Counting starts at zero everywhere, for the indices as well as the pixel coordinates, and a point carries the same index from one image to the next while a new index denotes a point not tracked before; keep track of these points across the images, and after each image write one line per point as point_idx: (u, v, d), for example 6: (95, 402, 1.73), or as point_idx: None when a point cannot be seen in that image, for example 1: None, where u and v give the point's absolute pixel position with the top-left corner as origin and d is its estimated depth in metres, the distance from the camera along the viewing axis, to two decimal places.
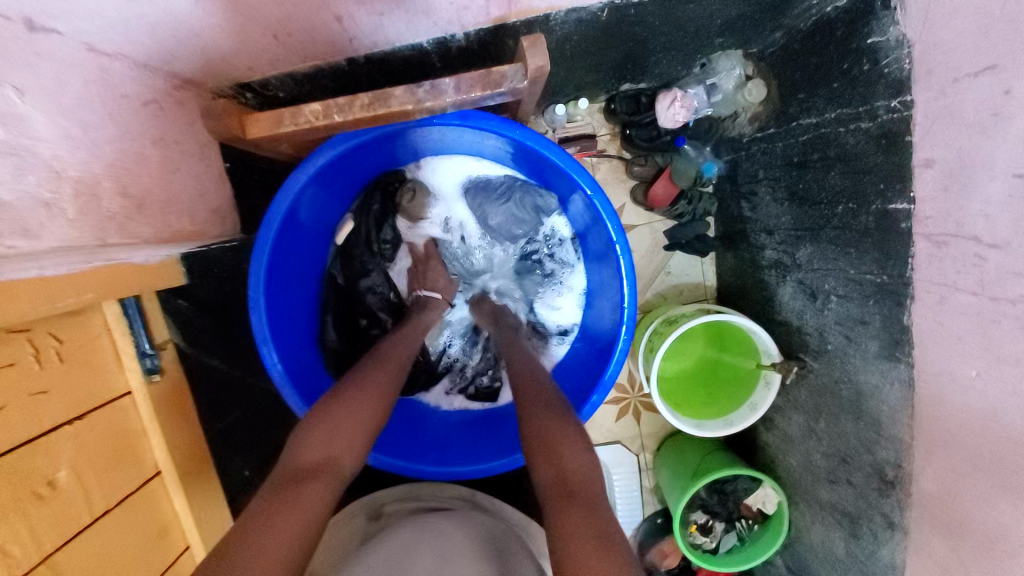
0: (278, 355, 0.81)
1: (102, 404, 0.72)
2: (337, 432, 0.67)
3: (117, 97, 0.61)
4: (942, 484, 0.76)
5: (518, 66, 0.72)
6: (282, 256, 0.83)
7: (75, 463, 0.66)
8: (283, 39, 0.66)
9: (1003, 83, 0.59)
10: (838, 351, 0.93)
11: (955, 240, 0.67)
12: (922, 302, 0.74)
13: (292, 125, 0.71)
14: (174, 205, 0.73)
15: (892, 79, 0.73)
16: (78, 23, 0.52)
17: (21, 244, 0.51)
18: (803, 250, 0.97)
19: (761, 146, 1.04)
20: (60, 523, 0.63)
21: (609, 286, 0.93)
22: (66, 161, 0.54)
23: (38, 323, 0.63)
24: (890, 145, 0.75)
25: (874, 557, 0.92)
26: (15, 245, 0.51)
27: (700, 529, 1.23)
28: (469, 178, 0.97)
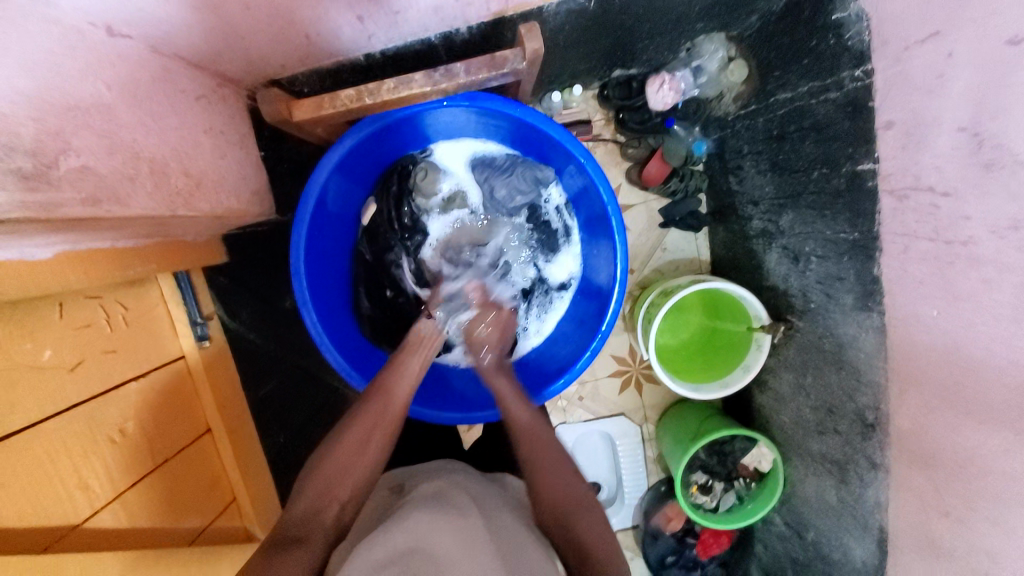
0: (317, 317, 0.89)
1: (163, 364, 0.83)
2: (334, 484, 0.73)
3: (174, 91, 0.70)
4: (915, 420, 0.84)
5: (518, 51, 0.80)
6: (318, 233, 0.92)
7: (140, 416, 0.77)
8: (313, 39, 0.75)
9: (947, 48, 0.66)
10: (820, 308, 1.01)
11: (914, 193, 0.74)
12: (889, 254, 0.81)
13: (331, 108, 0.80)
14: (224, 185, 0.81)
15: (855, 52, 0.81)
16: (145, 26, 0.61)
17: (115, 210, 0.59)
18: (785, 217, 1.05)
19: (744, 122, 1.12)
20: (129, 467, 0.74)
21: (603, 250, 1.01)
22: (142, 144, 0.63)
23: (108, 291, 0.73)
24: (855, 112, 0.82)
25: (862, 499, 0.99)
26: (110, 210, 0.59)
27: (701, 489, 1.31)
28: (475, 156, 1.05)
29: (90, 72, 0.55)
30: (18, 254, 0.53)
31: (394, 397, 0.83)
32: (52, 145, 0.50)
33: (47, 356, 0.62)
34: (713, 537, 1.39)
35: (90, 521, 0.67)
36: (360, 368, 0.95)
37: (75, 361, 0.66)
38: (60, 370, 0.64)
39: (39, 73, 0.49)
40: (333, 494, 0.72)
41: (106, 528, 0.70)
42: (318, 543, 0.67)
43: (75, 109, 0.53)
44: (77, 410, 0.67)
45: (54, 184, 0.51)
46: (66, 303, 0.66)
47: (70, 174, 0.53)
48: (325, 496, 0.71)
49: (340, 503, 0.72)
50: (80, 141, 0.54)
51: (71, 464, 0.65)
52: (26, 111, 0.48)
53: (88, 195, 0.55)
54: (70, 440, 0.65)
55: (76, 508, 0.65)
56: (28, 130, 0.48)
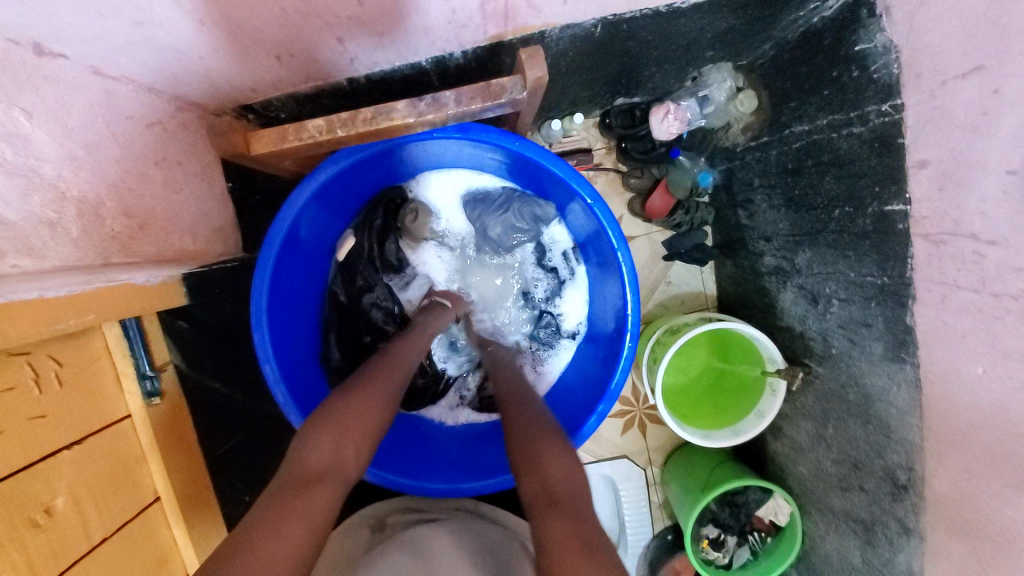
0: (280, 372, 0.81)
1: (104, 428, 0.73)
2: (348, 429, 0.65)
3: (120, 118, 0.61)
4: (955, 485, 0.75)
5: (518, 78, 0.73)
6: (285, 273, 0.83)
7: (73, 491, 0.66)
8: (286, 60, 0.67)
9: (991, 83, 0.60)
10: (843, 355, 0.93)
11: (953, 239, 0.67)
12: (925, 302, 0.74)
13: (296, 139, 0.72)
14: (177, 226, 0.74)
15: (881, 85, 0.74)
16: (86, 47, 0.53)
17: (28, 265, 0.53)
18: (802, 255, 0.98)
19: (754, 154, 1.05)
20: (56, 553, 0.63)
21: (610, 292, 0.93)
22: (70, 181, 0.56)
23: (39, 346, 0.64)
24: (883, 148, 0.76)
25: (891, 565, 0.90)
26: (19, 265, 0.52)
27: (713, 544, 1.20)
28: (469, 191, 0.98)
29: (1, 98, 0.47)
30: None
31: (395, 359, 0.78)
32: None
33: None
34: None
35: None
36: None
37: None
38: None
39: None
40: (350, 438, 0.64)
41: None
42: (333, 487, 0.60)
43: None
44: None
45: None
46: None
47: None
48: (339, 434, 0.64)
49: (357, 451, 0.65)
50: None
51: None
52: None
53: None
54: None
55: None
56: None
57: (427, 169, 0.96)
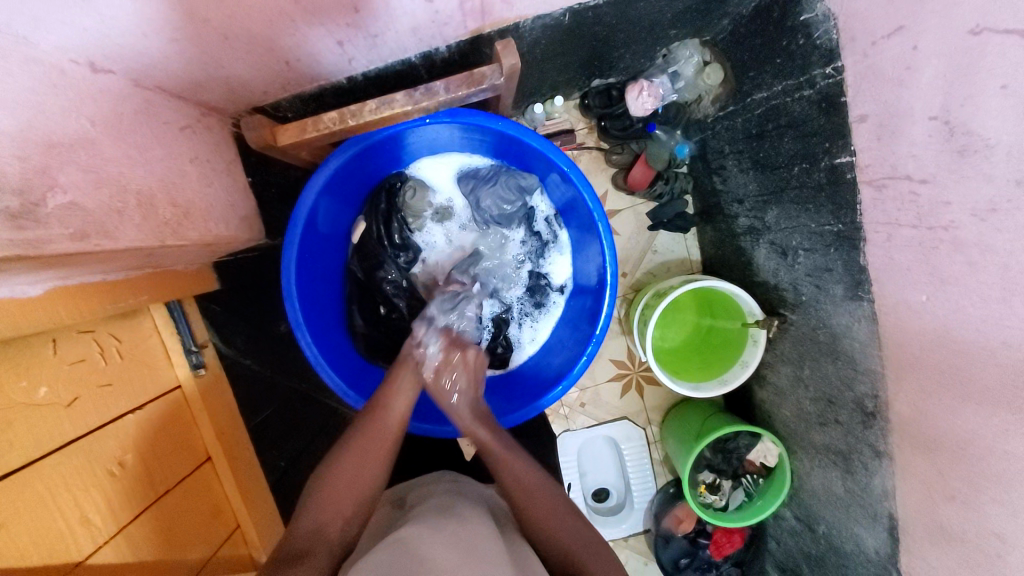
0: (312, 337, 0.89)
1: (159, 395, 0.83)
2: (337, 501, 0.73)
3: (158, 124, 0.70)
4: (914, 405, 0.84)
5: (495, 66, 0.82)
6: (308, 254, 0.92)
7: (139, 448, 0.76)
8: (294, 65, 0.76)
9: (911, 41, 0.69)
10: (812, 301, 1.01)
11: (892, 182, 0.76)
12: (873, 243, 0.83)
13: (315, 131, 0.81)
14: (212, 214, 0.82)
15: (824, 49, 0.83)
16: (129, 62, 0.62)
17: (105, 244, 0.60)
18: (770, 213, 1.06)
19: (724, 123, 1.14)
20: (130, 499, 0.73)
21: (591, 252, 1.02)
22: (129, 177, 0.64)
23: (100, 324, 0.74)
24: (829, 107, 0.84)
25: (868, 488, 0.99)
26: (100, 244, 0.59)
27: (710, 488, 1.30)
28: (461, 170, 1.07)
29: (73, 110, 0.56)
30: (9, 292, 0.53)
31: (391, 415, 0.82)
32: (38, 183, 0.51)
33: (42, 394, 0.62)
34: (726, 537, 1.37)
35: (92, 557, 0.66)
36: (356, 386, 0.95)
37: (70, 398, 0.66)
38: (56, 407, 0.64)
39: (23, 113, 0.50)
40: (336, 511, 0.73)
41: (109, 563, 0.68)
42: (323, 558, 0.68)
43: (59, 146, 0.54)
44: (75, 445, 0.66)
45: (42, 222, 0.52)
46: (60, 340, 0.66)
47: (58, 210, 0.53)
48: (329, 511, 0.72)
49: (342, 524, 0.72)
50: (67, 178, 0.55)
51: (70, 498, 0.64)
52: (11, 150, 0.48)
53: (76, 230, 0.56)
54: (68, 475, 0.64)
55: (77, 545, 0.64)
56: (15, 170, 0.49)
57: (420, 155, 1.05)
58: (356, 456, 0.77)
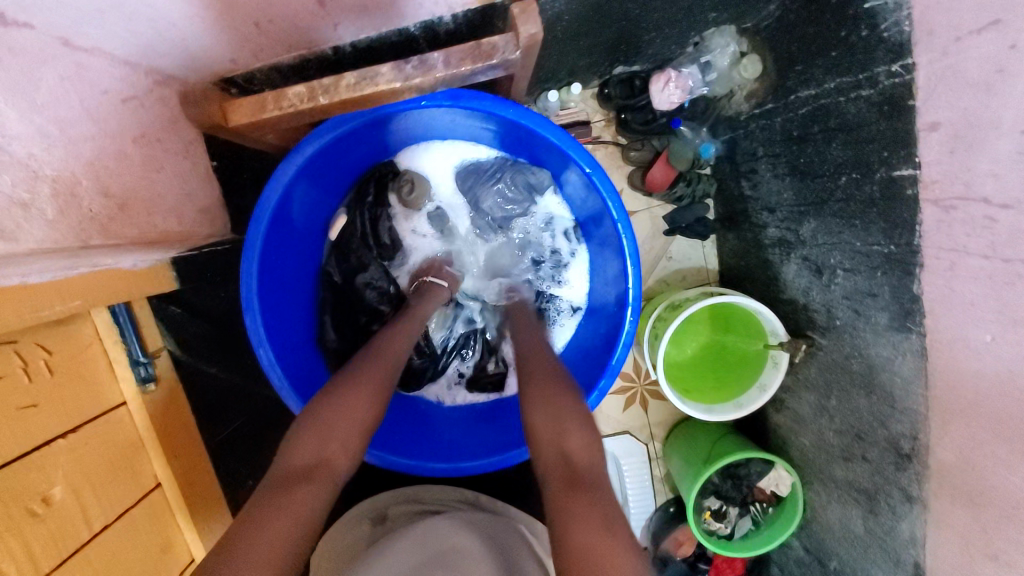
0: (274, 355, 0.79)
1: (98, 417, 0.73)
2: (334, 427, 0.66)
3: (96, 94, 0.58)
4: (961, 454, 0.75)
5: (511, 36, 0.69)
6: (274, 253, 0.81)
7: (71, 480, 0.66)
8: (265, 27, 0.64)
9: (1009, 38, 0.57)
10: (847, 326, 0.91)
11: (964, 204, 0.65)
12: (932, 270, 0.72)
13: (276, 109, 0.68)
14: (160, 204, 0.73)
15: (892, 44, 0.71)
16: (47, 10, 0.48)
17: (1, 246, 0.51)
18: (807, 226, 0.95)
19: (759, 122, 1.02)
20: (56, 543, 0.62)
21: (610, 264, 0.93)
22: (42, 160, 0.53)
23: (26, 333, 0.62)
24: (892, 111, 0.73)
25: (894, 533, 0.90)
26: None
27: (715, 515, 1.21)
28: (464, 163, 0.95)
29: None
30: None
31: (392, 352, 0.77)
32: None
33: None
34: (727, 562, 1.30)
35: None
36: None
37: None
38: None
39: None
40: (335, 436, 0.65)
41: None
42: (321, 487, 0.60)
43: None
44: None
45: None
46: None
47: None
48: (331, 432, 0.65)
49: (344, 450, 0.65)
50: None
51: None
52: None
53: None
54: None
55: None
56: None
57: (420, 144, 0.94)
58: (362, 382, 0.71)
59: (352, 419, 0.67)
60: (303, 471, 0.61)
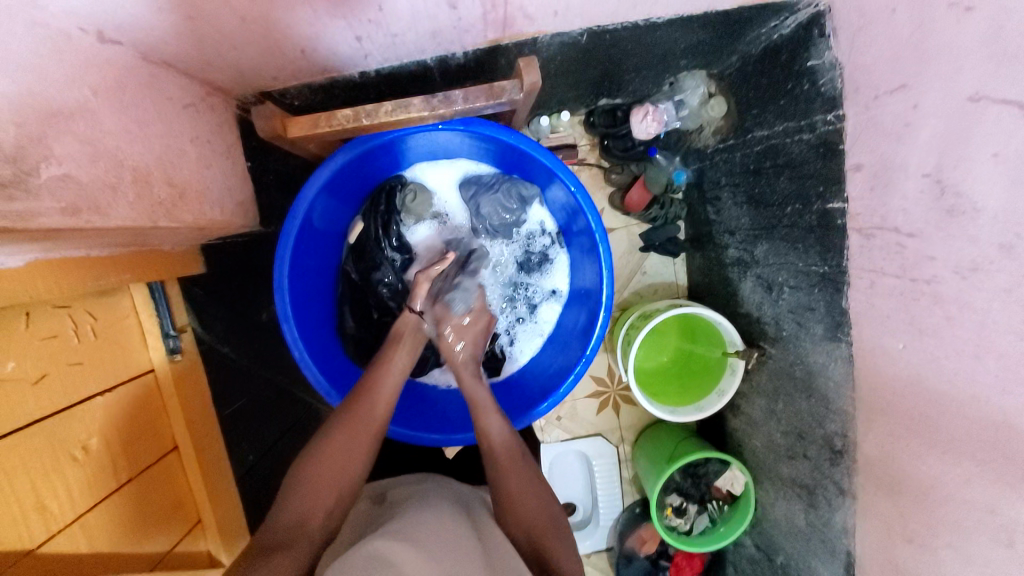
0: (298, 332, 0.88)
1: (131, 379, 0.82)
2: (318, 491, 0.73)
3: (162, 99, 0.69)
4: (881, 448, 0.87)
5: (516, 82, 0.82)
6: (302, 250, 0.91)
7: (105, 433, 0.75)
8: (309, 54, 0.75)
9: (912, 99, 0.72)
10: (792, 337, 1.04)
11: (880, 233, 0.79)
12: (857, 288, 0.86)
13: (328, 126, 0.80)
14: (207, 196, 0.80)
15: (828, 97, 0.86)
16: (137, 34, 0.61)
17: (95, 220, 0.58)
18: (760, 247, 1.09)
19: (723, 156, 1.17)
20: (91, 486, 0.72)
21: (588, 263, 1.04)
22: (127, 152, 0.63)
23: (77, 301, 0.73)
24: (827, 153, 0.87)
25: (830, 522, 1.01)
26: (90, 220, 0.58)
27: (675, 511, 1.31)
28: (466, 175, 1.06)
29: (77, 78, 0.55)
30: None
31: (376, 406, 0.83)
32: (33, 152, 0.50)
33: (9, 368, 0.61)
34: (687, 560, 1.41)
35: (45, 545, 0.65)
36: (339, 385, 0.94)
37: (38, 375, 0.65)
38: (21, 382, 0.63)
39: (25, 77, 0.49)
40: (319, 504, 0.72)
41: (61, 551, 0.68)
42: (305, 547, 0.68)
43: (58, 116, 0.53)
44: (38, 425, 0.65)
45: (32, 193, 0.50)
46: (33, 314, 0.65)
47: (51, 181, 0.52)
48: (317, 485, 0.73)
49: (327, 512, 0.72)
50: (63, 148, 0.54)
51: (28, 483, 0.63)
52: (10, 116, 0.47)
53: (67, 204, 0.55)
54: (28, 459, 0.64)
55: (30, 533, 0.63)
56: (10, 135, 0.47)
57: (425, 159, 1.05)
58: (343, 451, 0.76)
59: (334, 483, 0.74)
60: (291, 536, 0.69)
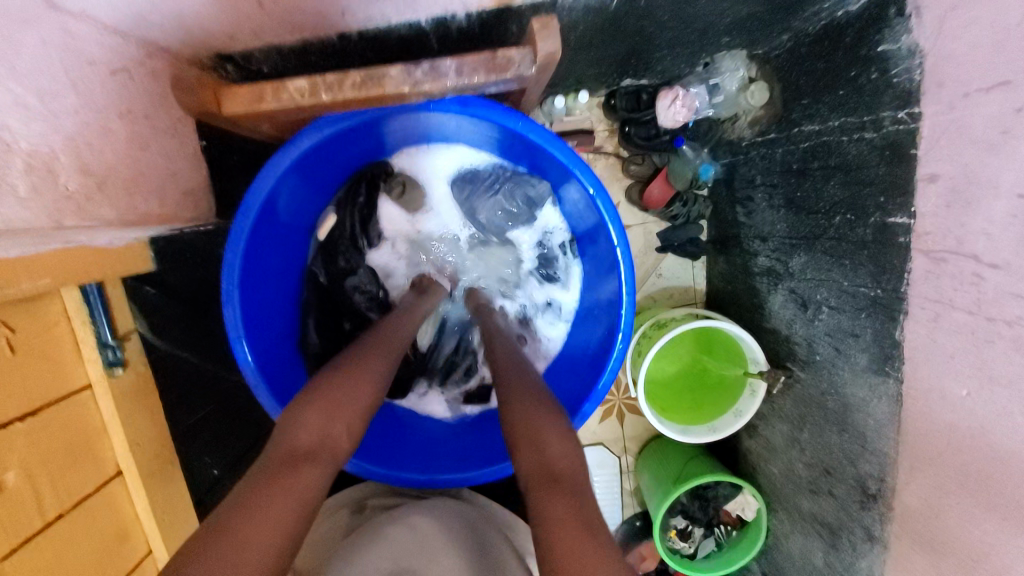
0: (251, 351, 0.81)
1: (62, 399, 0.72)
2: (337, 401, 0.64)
3: (79, 62, 0.59)
4: (924, 501, 0.76)
5: (528, 52, 0.68)
6: (260, 245, 0.82)
7: (27, 463, 0.66)
8: (268, 6, 0.62)
9: (1016, 100, 0.58)
10: (826, 362, 0.93)
11: (954, 258, 0.66)
12: (916, 319, 0.73)
13: (275, 101, 0.67)
14: (143, 182, 0.73)
15: (900, 91, 0.72)
16: None
17: None
18: (797, 259, 0.96)
19: (760, 151, 1.03)
20: (8, 528, 0.63)
21: (606, 275, 0.92)
22: (17, 133, 0.54)
23: None
24: (893, 157, 0.74)
25: (852, 568, 0.92)
26: None
27: (680, 534, 1.20)
28: (462, 168, 0.95)
29: None
30: None
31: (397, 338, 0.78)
32: None
33: None
34: None
35: None
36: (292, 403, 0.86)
37: None
38: None
39: None
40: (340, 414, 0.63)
41: None
42: (324, 467, 0.58)
43: None
44: None
45: None
46: None
47: None
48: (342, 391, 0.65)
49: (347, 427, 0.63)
50: None
51: None
52: None
53: None
54: None
55: None
56: None
57: (420, 149, 0.94)
58: (360, 369, 0.69)
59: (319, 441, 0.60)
60: (307, 448, 0.59)
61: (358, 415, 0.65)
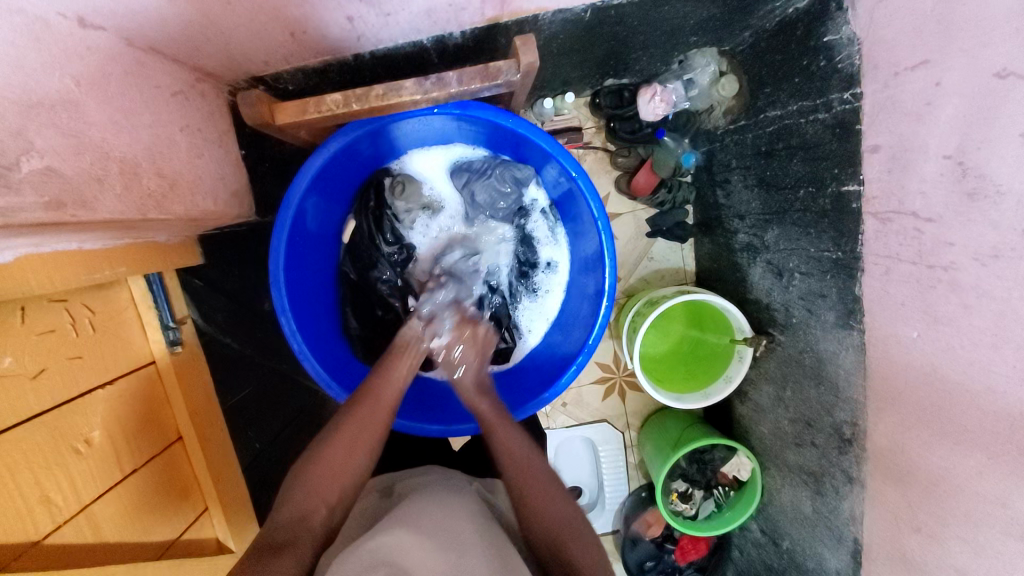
0: (296, 325, 0.89)
1: (130, 372, 0.84)
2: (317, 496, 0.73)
3: (149, 87, 0.70)
4: (892, 438, 0.84)
5: (512, 62, 0.79)
6: (297, 251, 0.92)
7: (108, 426, 0.78)
8: (299, 37, 0.73)
9: (934, 76, 0.67)
10: (801, 324, 1.02)
11: (898, 217, 0.76)
12: (872, 274, 0.82)
13: (316, 113, 0.79)
14: (200, 186, 0.82)
15: (845, 74, 0.82)
16: (120, 19, 0.60)
17: (80, 214, 0.60)
18: (771, 232, 1.06)
19: (733, 137, 1.12)
20: (96, 479, 0.75)
21: (588, 234, 1.00)
22: (113, 144, 0.64)
23: (73, 294, 0.74)
24: (843, 133, 0.84)
25: (836, 510, 1.00)
26: (76, 215, 0.59)
27: (681, 496, 1.30)
28: (453, 162, 1.06)
29: (56, 66, 0.55)
30: None
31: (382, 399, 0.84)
32: (14, 146, 0.51)
33: (6, 363, 0.63)
34: (691, 542, 1.39)
35: (51, 536, 0.67)
36: (340, 378, 0.95)
37: (37, 369, 0.67)
38: (21, 377, 0.64)
39: (2, 70, 0.48)
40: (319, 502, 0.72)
41: (71, 541, 0.70)
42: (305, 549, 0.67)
43: (38, 107, 0.53)
44: (41, 419, 0.67)
45: (13, 188, 0.51)
46: (28, 308, 0.66)
47: (33, 175, 0.53)
48: (329, 466, 0.75)
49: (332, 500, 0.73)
50: (45, 141, 0.54)
51: (33, 478, 0.65)
52: None
53: (52, 199, 0.56)
54: (32, 451, 0.65)
55: (35, 525, 0.65)
56: None
57: (409, 148, 1.04)
58: (347, 437, 0.78)
59: (337, 478, 0.75)
60: (295, 524, 0.69)
61: (348, 470, 0.76)
